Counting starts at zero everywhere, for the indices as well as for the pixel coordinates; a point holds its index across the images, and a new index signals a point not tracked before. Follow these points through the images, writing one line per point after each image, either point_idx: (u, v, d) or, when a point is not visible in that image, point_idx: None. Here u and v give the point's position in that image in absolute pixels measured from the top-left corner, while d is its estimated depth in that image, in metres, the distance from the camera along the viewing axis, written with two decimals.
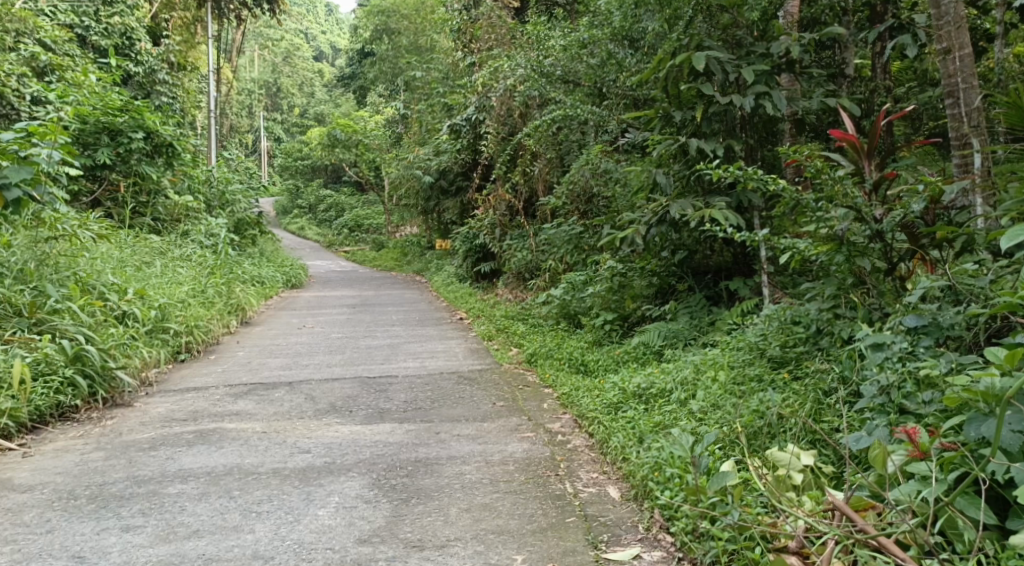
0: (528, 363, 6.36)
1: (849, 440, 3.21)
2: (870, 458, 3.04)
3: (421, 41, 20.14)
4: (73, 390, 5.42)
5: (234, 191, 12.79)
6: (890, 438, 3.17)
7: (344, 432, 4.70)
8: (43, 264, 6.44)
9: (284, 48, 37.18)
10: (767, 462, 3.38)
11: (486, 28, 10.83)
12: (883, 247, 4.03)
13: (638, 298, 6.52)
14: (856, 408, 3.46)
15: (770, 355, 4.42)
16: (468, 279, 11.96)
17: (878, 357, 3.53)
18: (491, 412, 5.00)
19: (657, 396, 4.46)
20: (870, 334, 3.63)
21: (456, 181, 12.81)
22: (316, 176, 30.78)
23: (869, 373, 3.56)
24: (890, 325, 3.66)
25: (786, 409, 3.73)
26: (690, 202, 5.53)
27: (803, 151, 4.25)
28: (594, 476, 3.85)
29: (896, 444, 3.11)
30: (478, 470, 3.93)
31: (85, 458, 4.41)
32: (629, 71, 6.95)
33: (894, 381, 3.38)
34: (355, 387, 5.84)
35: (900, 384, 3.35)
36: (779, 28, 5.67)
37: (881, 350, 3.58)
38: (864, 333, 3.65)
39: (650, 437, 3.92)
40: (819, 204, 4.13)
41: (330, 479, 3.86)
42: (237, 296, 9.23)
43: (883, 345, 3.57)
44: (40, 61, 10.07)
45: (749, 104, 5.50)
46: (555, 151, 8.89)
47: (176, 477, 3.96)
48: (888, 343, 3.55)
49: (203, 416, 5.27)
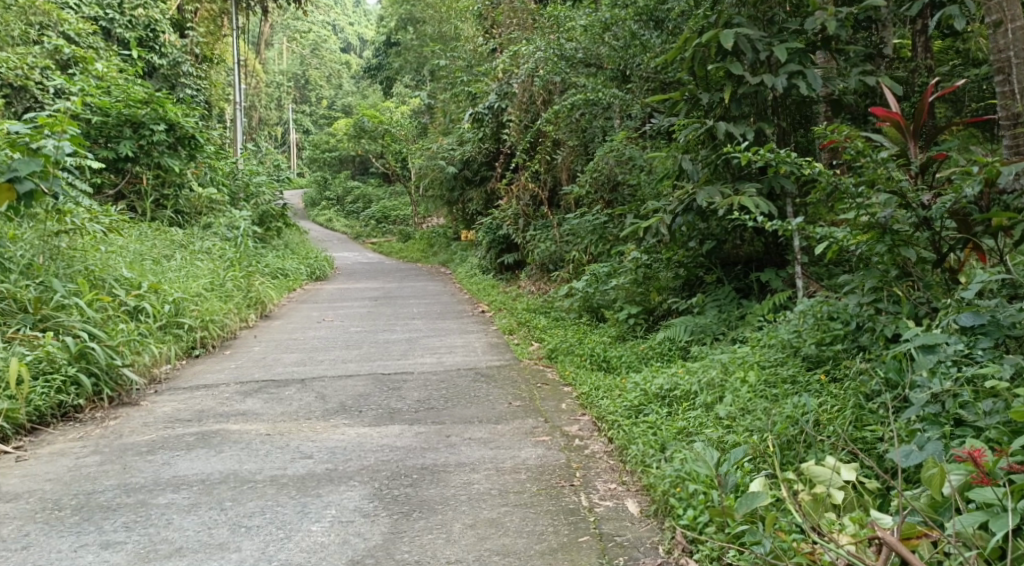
0: (549, 359, 6.07)
1: (899, 455, 2.88)
2: (925, 479, 2.72)
3: (444, 29, 19.78)
4: (77, 389, 5.20)
5: (258, 183, 12.56)
6: (946, 454, 2.85)
7: (350, 434, 4.44)
8: (54, 259, 6.27)
9: (311, 41, 37.18)
10: (802, 477, 3.07)
11: (508, 13, 10.63)
12: (932, 235, 3.68)
13: (664, 291, 6.24)
14: (904, 418, 3.12)
15: (804, 354, 4.11)
16: (492, 270, 11.67)
17: (925, 361, 3.20)
18: (507, 413, 4.73)
19: (682, 399, 4.15)
20: (920, 333, 3.28)
21: (481, 170, 12.43)
22: (344, 168, 30.64)
23: (917, 377, 3.24)
24: (946, 323, 3.32)
25: (824, 415, 3.42)
26: (718, 190, 5.22)
27: (842, 132, 3.94)
28: (612, 487, 3.57)
29: (954, 464, 2.79)
30: (487, 479, 3.67)
31: (79, 463, 4.19)
32: (654, 52, 6.64)
33: (949, 388, 3.06)
34: (367, 385, 5.59)
35: (956, 393, 3.03)
36: (813, 2, 5.32)
37: (933, 353, 3.25)
38: (911, 332, 3.31)
39: (674, 445, 3.63)
40: (860, 189, 3.76)
41: (329, 489, 3.62)
42: (256, 289, 9.01)
43: (935, 347, 3.24)
44: (63, 55, 9.87)
45: (781, 83, 5.16)
46: (579, 138, 8.59)
47: (167, 485, 3.72)
48: (941, 344, 3.22)
49: (207, 416, 5.04)
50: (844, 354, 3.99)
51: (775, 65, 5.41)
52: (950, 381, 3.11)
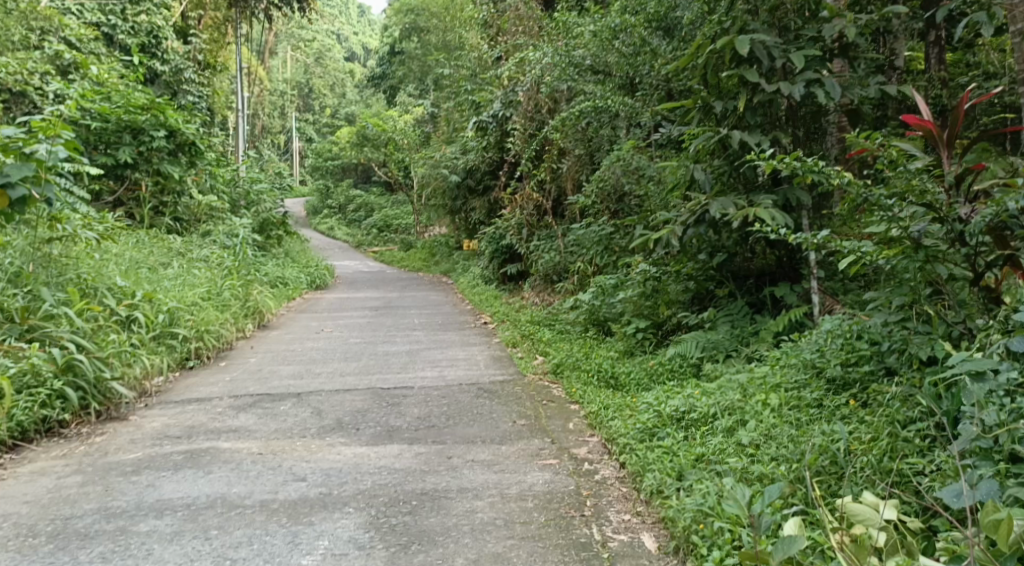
0: (554, 374, 5.84)
1: (951, 497, 2.63)
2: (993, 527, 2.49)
3: (448, 38, 19.66)
4: (62, 403, 4.97)
5: (259, 190, 12.30)
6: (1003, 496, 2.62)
7: (347, 455, 4.21)
8: (45, 267, 6.04)
9: (315, 50, 37.11)
10: (840, 515, 2.85)
11: (513, 20, 10.46)
12: (968, 252, 3.47)
13: (674, 305, 5.99)
14: (953, 451, 2.90)
15: (829, 376, 3.90)
16: (494, 280, 11.45)
17: (973, 391, 2.94)
18: (512, 432, 4.49)
19: (700, 422, 3.91)
20: (969, 359, 2.99)
21: (483, 180, 12.19)
22: (347, 176, 30.46)
23: (964, 406, 3.00)
24: (995, 349, 3.05)
25: (857, 444, 3.22)
26: (732, 201, 5.01)
27: (875, 139, 3.73)
28: (626, 519, 3.36)
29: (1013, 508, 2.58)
30: (492, 508, 3.45)
31: (59, 483, 3.96)
32: (664, 60, 6.43)
33: (1003, 421, 2.83)
34: (366, 400, 5.35)
35: (1012, 427, 2.80)
36: (831, 9, 5.11)
37: (981, 380, 3.00)
38: (958, 356, 3.02)
39: (694, 473, 3.42)
40: (893, 201, 3.54)
41: (322, 516, 3.41)
42: (255, 299, 8.77)
43: (985, 374, 2.97)
44: (64, 60, 9.67)
45: (797, 92, 4.95)
46: (585, 147, 8.35)
47: (150, 510, 3.50)
48: (991, 372, 2.96)
49: (199, 433, 4.81)
50: (871, 377, 3.78)
51: (791, 72, 5.19)
52: (1004, 412, 2.87)
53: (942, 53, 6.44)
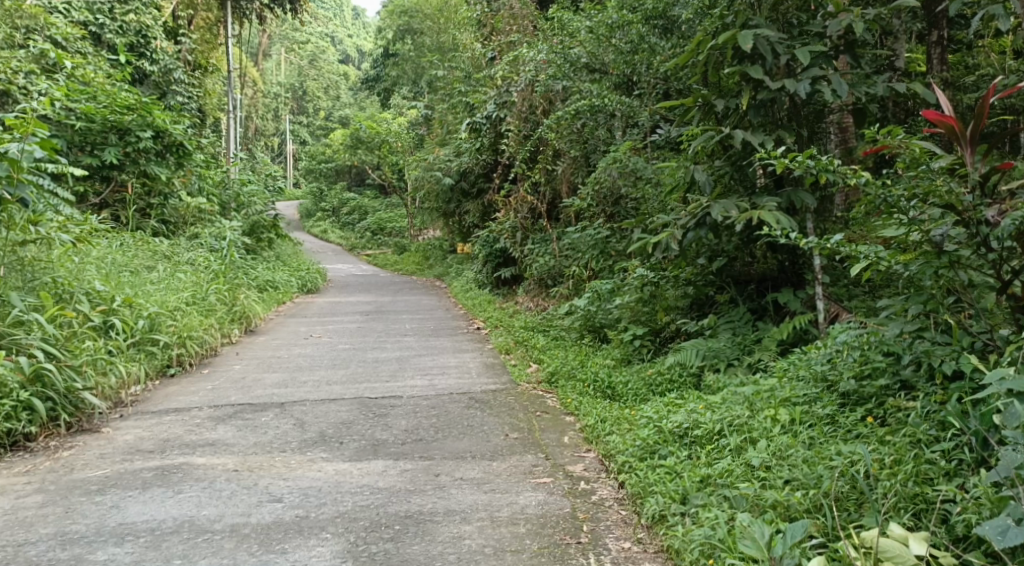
0: (549, 384, 5.58)
1: (994, 534, 2.45)
2: None
3: (442, 40, 19.43)
4: (29, 415, 4.69)
5: (250, 192, 11.96)
6: None
7: (328, 472, 3.95)
8: (16, 272, 5.73)
9: (309, 52, 36.81)
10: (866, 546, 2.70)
11: (508, 19, 10.22)
12: (994, 259, 3.23)
13: (672, 311, 5.71)
14: (990, 481, 2.65)
15: (842, 390, 3.69)
16: (488, 284, 11.20)
17: (1020, 412, 2.63)
18: (503, 447, 4.24)
19: (705, 439, 3.67)
20: (1009, 377, 2.69)
21: (478, 183, 11.92)
22: (340, 179, 30.18)
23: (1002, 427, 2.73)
24: None
25: (879, 468, 3.03)
26: (735, 203, 4.76)
27: (893, 137, 3.44)
28: (626, 548, 3.13)
29: None
30: (481, 533, 3.21)
31: (17, 504, 3.69)
32: (663, 59, 6.19)
33: None
34: (352, 411, 5.09)
35: None
36: (838, 2, 4.79)
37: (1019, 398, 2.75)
38: (996, 373, 2.73)
39: (700, 498, 3.19)
40: (913, 203, 3.34)
41: (296, 543, 3.18)
42: (242, 303, 8.47)
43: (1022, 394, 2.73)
44: (48, 59, 9.34)
45: (803, 89, 4.69)
46: (580, 149, 8.08)
47: (110, 536, 3.26)
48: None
49: (173, 447, 4.55)
50: (887, 391, 3.58)
51: (795, 69, 4.93)
52: None
53: (948, 53, 6.09)
